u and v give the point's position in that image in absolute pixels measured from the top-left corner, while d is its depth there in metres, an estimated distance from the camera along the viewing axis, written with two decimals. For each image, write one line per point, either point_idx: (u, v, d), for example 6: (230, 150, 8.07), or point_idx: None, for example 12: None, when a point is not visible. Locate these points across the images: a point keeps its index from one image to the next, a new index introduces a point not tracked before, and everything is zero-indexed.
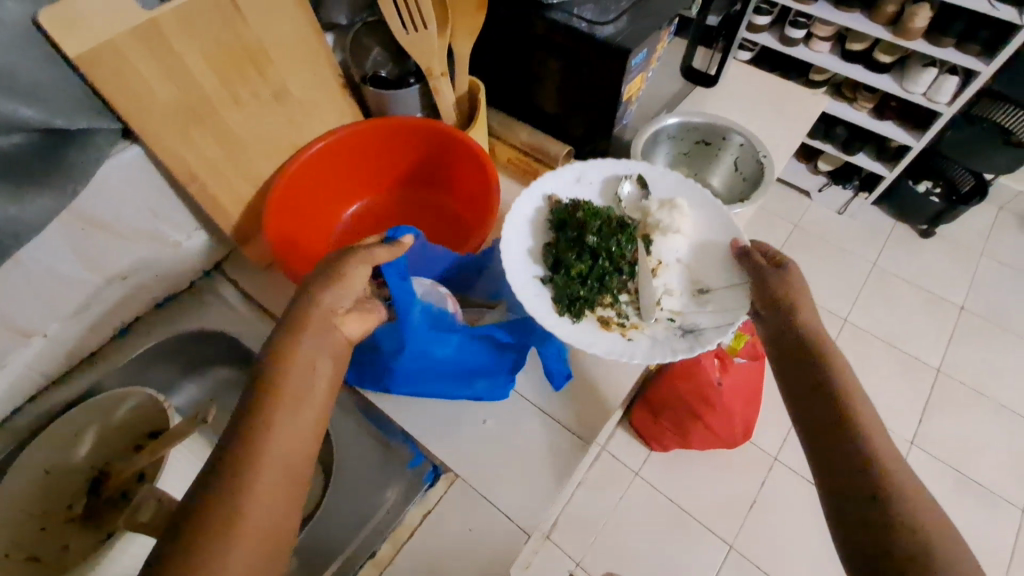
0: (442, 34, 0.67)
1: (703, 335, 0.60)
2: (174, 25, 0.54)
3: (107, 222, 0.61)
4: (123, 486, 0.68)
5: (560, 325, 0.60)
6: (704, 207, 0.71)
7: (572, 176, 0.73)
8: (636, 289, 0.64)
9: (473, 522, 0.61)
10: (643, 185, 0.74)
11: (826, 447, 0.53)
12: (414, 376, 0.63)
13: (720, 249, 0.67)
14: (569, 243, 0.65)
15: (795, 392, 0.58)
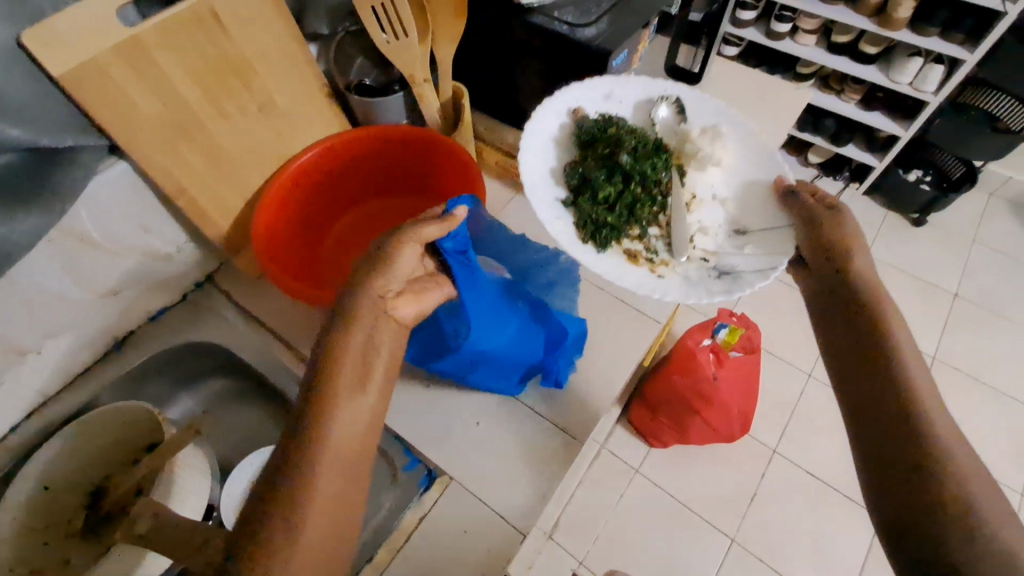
0: (424, 41, 0.68)
1: (741, 277, 0.61)
2: (156, 40, 0.54)
3: (97, 238, 0.62)
4: (123, 500, 0.69)
5: (586, 253, 0.63)
6: (743, 138, 0.70)
7: (604, 94, 0.71)
8: (666, 225, 0.67)
9: (469, 525, 0.62)
10: (680, 108, 0.73)
11: (857, 371, 0.54)
12: (472, 358, 0.64)
13: (762, 189, 0.68)
14: (599, 161, 0.67)
15: (839, 330, 0.58)
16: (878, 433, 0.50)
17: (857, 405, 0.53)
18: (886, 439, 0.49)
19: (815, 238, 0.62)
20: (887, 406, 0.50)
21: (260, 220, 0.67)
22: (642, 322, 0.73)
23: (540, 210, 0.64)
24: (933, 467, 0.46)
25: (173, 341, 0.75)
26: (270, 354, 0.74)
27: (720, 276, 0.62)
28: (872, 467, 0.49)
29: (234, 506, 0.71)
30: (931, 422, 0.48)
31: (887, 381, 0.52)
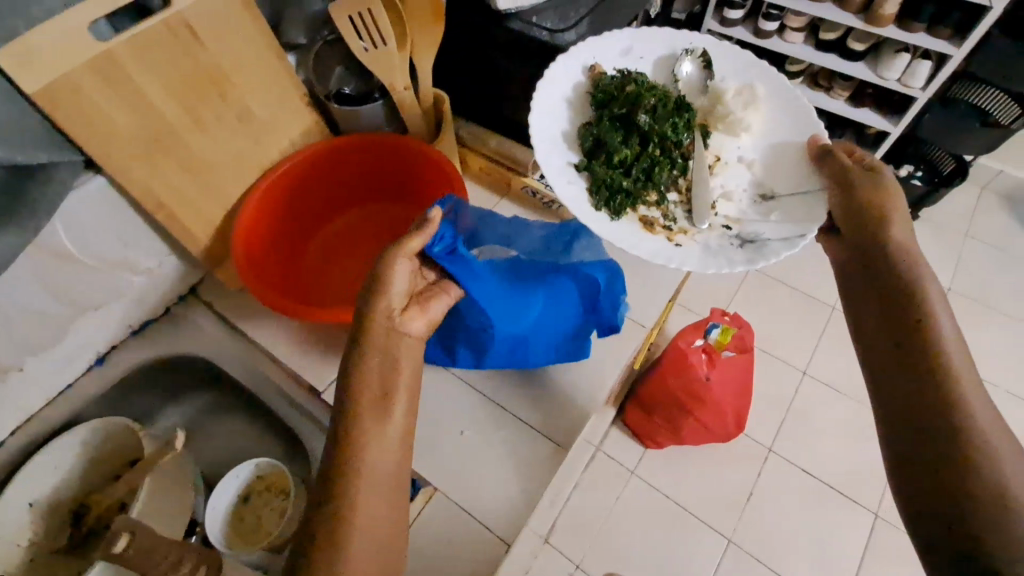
0: (402, 49, 0.67)
1: (765, 245, 0.59)
2: (130, 56, 0.54)
3: (75, 254, 0.62)
4: (106, 515, 0.70)
5: (600, 221, 0.61)
6: (773, 96, 0.67)
7: (623, 49, 0.69)
8: (685, 190, 0.65)
9: (455, 535, 0.61)
10: (706, 63, 0.70)
11: (893, 350, 0.54)
12: (506, 343, 0.65)
13: (794, 152, 0.65)
14: (616, 123, 0.64)
15: (874, 296, 0.58)
16: (907, 400, 0.51)
17: (885, 371, 0.54)
18: (914, 405, 0.50)
19: (853, 206, 0.61)
20: (918, 374, 0.51)
21: (240, 228, 0.67)
22: (628, 327, 0.72)
23: (551, 173, 0.62)
24: (958, 447, 0.47)
25: (157, 354, 0.74)
26: (254, 366, 0.74)
27: (742, 244, 0.60)
28: (896, 437, 0.51)
29: (219, 520, 0.71)
30: (961, 393, 0.49)
31: (919, 348, 0.52)
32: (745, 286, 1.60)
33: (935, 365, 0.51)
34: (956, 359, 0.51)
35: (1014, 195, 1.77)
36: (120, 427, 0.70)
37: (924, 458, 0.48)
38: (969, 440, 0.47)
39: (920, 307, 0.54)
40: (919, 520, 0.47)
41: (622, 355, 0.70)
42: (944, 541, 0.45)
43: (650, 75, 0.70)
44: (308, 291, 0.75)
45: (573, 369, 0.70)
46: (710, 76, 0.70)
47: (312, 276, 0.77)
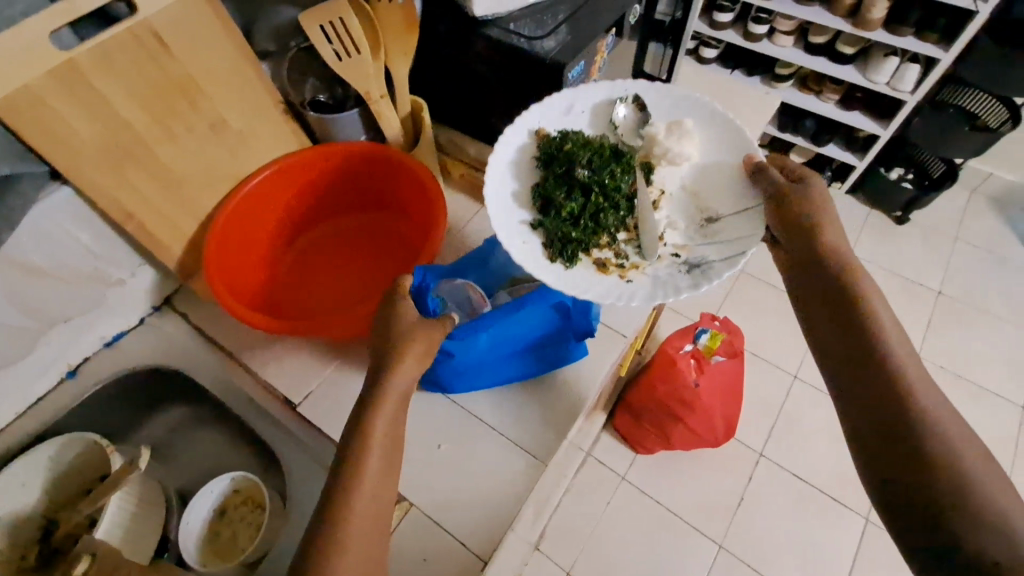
0: (377, 58, 0.66)
1: (711, 267, 0.59)
2: (93, 65, 0.52)
3: (43, 266, 0.60)
4: (75, 533, 0.67)
5: (552, 273, 0.59)
6: (708, 127, 0.67)
7: (563, 104, 0.67)
8: (633, 227, 0.63)
9: (430, 554, 0.60)
10: (641, 106, 0.69)
11: (849, 362, 0.55)
12: (477, 368, 0.65)
13: (730, 172, 0.64)
14: (558, 180, 0.63)
15: (822, 312, 0.59)
16: (876, 415, 0.51)
17: (844, 374, 0.55)
18: (882, 420, 0.50)
19: (791, 220, 0.62)
20: (879, 387, 0.52)
21: (213, 236, 0.67)
22: (609, 338, 0.71)
23: (502, 234, 0.60)
24: (933, 457, 0.47)
25: (130, 366, 0.73)
26: (229, 379, 0.73)
27: (690, 271, 0.59)
28: (871, 454, 0.50)
29: (194, 535, 0.70)
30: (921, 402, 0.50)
31: (875, 361, 0.53)
32: (735, 289, 1.60)
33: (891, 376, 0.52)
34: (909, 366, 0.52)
35: (1004, 198, 1.77)
36: (90, 445, 0.69)
37: (904, 471, 0.48)
38: (942, 448, 0.47)
39: (865, 318, 0.55)
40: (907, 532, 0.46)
41: (602, 366, 0.69)
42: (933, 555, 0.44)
43: (590, 128, 0.68)
44: (286, 304, 0.75)
45: (552, 381, 0.69)
46: (647, 117, 0.69)
47: (286, 291, 0.76)
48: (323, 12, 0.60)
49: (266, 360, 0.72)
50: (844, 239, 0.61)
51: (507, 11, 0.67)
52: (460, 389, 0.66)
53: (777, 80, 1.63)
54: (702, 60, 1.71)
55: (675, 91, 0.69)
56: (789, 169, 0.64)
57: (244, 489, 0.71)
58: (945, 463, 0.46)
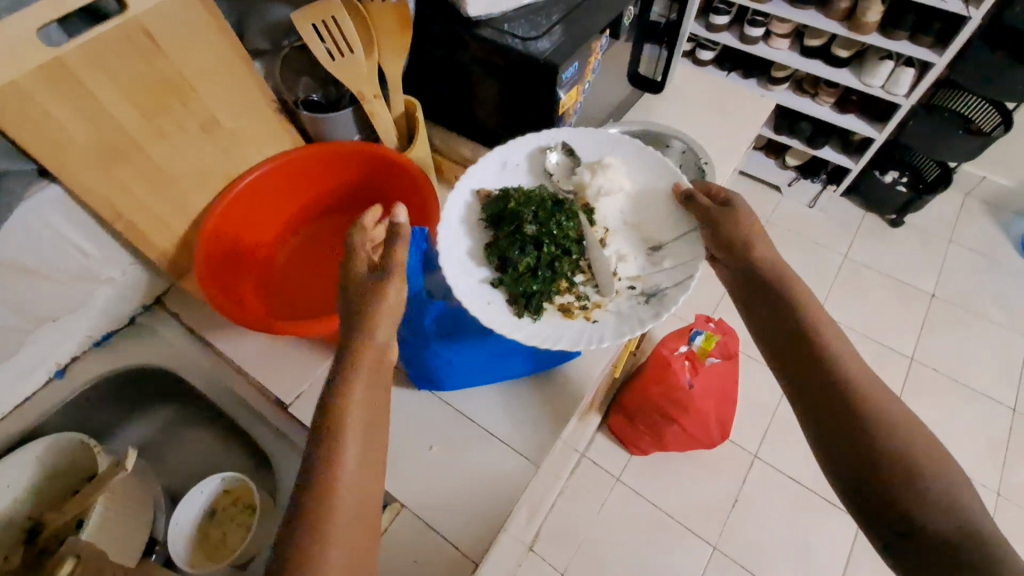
0: (370, 57, 0.66)
1: (666, 296, 0.62)
2: (83, 63, 0.52)
3: (31, 265, 0.60)
4: (62, 533, 0.66)
5: (521, 327, 0.60)
6: (635, 164, 0.71)
7: (497, 163, 0.71)
8: (589, 268, 0.65)
9: (421, 555, 0.60)
10: (570, 152, 0.72)
11: (805, 379, 0.56)
12: (460, 368, 0.64)
13: (665, 199, 0.69)
14: (509, 238, 0.64)
15: (762, 315, 0.61)
16: (825, 407, 0.54)
17: (801, 391, 0.56)
18: (833, 411, 0.53)
19: (725, 237, 0.64)
20: (823, 379, 0.55)
21: (201, 243, 0.66)
22: None
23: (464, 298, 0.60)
24: (885, 439, 0.50)
25: (121, 365, 0.73)
26: (221, 378, 0.73)
27: (649, 301, 0.62)
28: (824, 442, 0.53)
29: (183, 536, 0.69)
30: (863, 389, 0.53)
31: (815, 356, 0.56)
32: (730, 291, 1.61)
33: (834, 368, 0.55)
34: (845, 357, 0.55)
35: (997, 202, 1.78)
36: (76, 444, 0.68)
37: (859, 456, 0.51)
38: (890, 431, 0.51)
39: (802, 316, 0.59)
40: (867, 513, 0.50)
41: (593, 367, 0.69)
42: (893, 532, 0.48)
43: (527, 180, 0.71)
44: (269, 308, 0.72)
45: (543, 382, 0.68)
46: (577, 161, 0.72)
47: (269, 295, 0.74)
48: (316, 10, 0.61)
49: (257, 361, 0.71)
50: (775, 250, 0.64)
51: (501, 12, 0.67)
52: (450, 383, 0.66)
53: (773, 83, 1.63)
54: (698, 62, 1.71)
55: (594, 134, 0.73)
56: (713, 191, 0.67)
57: (234, 489, 0.71)
58: (896, 444, 0.50)
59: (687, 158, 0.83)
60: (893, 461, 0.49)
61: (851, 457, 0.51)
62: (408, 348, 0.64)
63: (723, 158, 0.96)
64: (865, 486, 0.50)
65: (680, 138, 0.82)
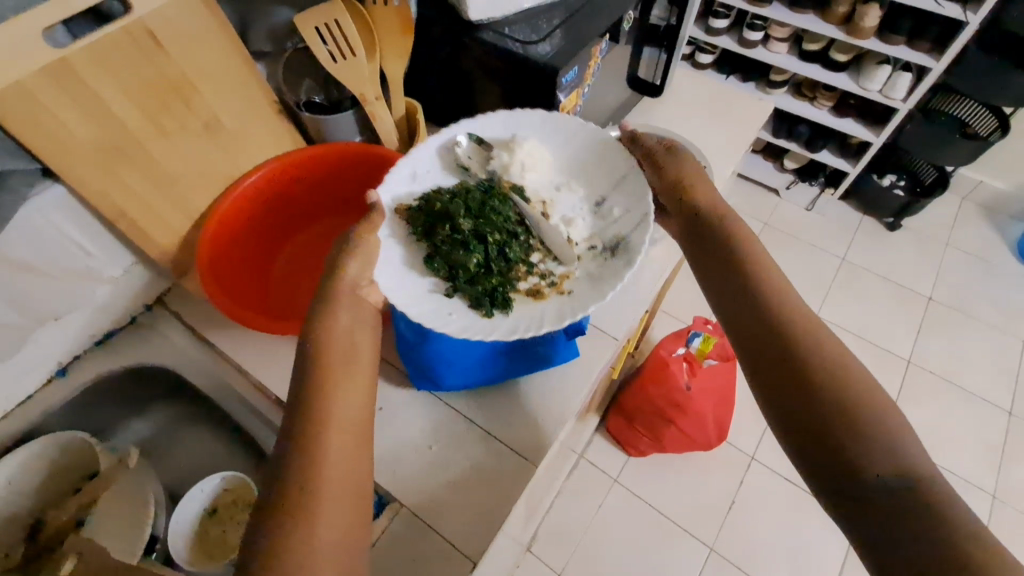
0: (371, 59, 0.67)
1: (629, 242, 0.62)
2: (87, 63, 0.52)
3: (32, 264, 0.60)
4: (59, 534, 0.67)
5: (495, 325, 0.57)
6: (545, 132, 0.69)
7: (405, 173, 0.64)
8: (540, 244, 0.64)
9: (420, 553, 0.60)
10: (477, 140, 0.68)
11: (753, 335, 0.52)
12: (455, 361, 0.64)
13: (591, 143, 0.68)
14: (449, 245, 0.60)
15: (719, 279, 0.57)
16: (786, 374, 0.49)
17: (751, 353, 0.52)
18: (795, 378, 0.49)
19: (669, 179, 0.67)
20: (785, 345, 0.50)
21: (201, 249, 0.66)
22: (600, 341, 0.72)
23: (423, 316, 0.57)
24: (852, 406, 0.46)
25: (123, 364, 0.73)
26: (222, 377, 0.73)
27: (615, 253, 0.62)
28: (784, 414, 0.49)
29: (182, 535, 0.69)
30: (827, 353, 0.49)
31: (774, 318, 0.52)
32: None
33: (796, 334, 0.50)
34: (806, 320, 0.51)
35: (994, 205, 1.79)
36: (79, 442, 0.69)
37: (824, 425, 0.46)
38: (858, 398, 0.46)
39: (759, 280, 0.55)
40: (832, 489, 0.45)
41: (591, 366, 0.69)
42: (861, 511, 0.43)
43: (447, 179, 0.67)
44: (268, 304, 0.73)
45: (544, 382, 0.68)
46: (485, 142, 0.68)
47: (262, 295, 0.73)
48: (319, 13, 0.61)
49: (255, 361, 0.71)
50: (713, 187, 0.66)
51: (502, 15, 0.68)
52: (449, 382, 0.65)
53: (772, 86, 1.65)
54: (698, 65, 1.72)
55: (488, 116, 0.68)
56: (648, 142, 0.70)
57: (234, 488, 0.72)
58: (864, 412, 0.46)
59: None
60: (861, 427, 0.45)
61: (814, 429, 0.46)
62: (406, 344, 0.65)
63: (722, 161, 0.96)
64: (832, 460, 0.45)
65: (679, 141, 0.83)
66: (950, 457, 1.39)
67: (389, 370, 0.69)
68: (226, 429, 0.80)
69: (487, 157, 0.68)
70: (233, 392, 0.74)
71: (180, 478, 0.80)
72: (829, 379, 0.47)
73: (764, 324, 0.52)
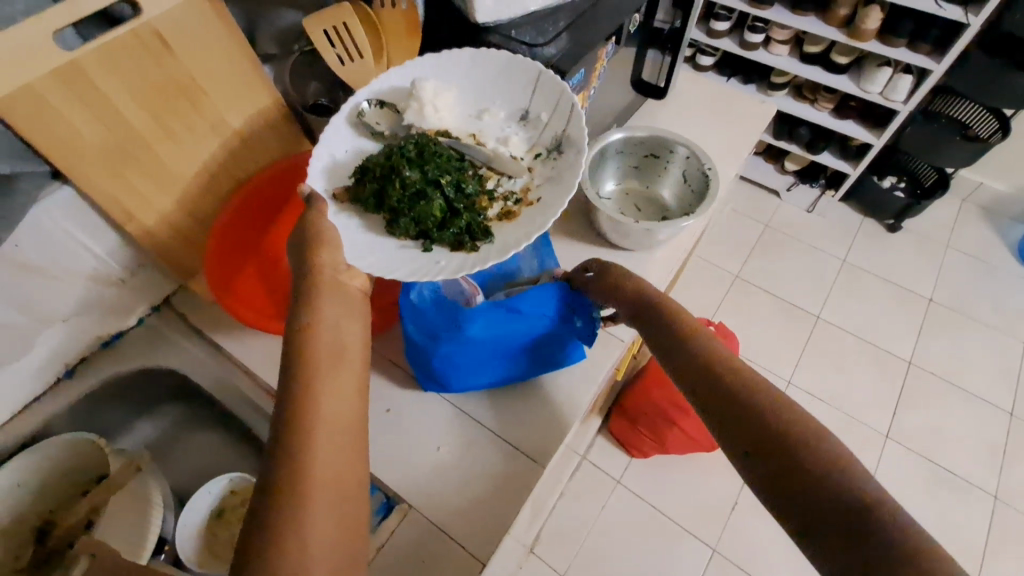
0: (380, 63, 0.68)
1: (568, 134, 0.65)
2: (96, 66, 0.52)
3: (41, 266, 0.60)
4: (68, 537, 0.68)
5: (477, 258, 0.58)
6: (442, 71, 0.68)
7: (326, 157, 0.63)
8: (491, 171, 0.65)
9: (428, 556, 0.60)
10: (376, 102, 0.66)
11: (704, 390, 0.53)
12: (461, 364, 0.64)
13: (493, 62, 0.67)
14: (408, 200, 0.59)
15: (672, 357, 0.57)
16: (753, 436, 0.48)
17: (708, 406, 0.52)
18: (761, 439, 0.48)
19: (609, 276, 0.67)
20: (744, 406, 0.50)
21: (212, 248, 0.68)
22: (607, 342, 0.72)
23: (414, 273, 0.57)
24: (822, 456, 0.45)
25: (130, 366, 0.73)
26: (229, 378, 0.74)
27: (562, 150, 0.65)
28: (757, 468, 0.47)
29: (190, 535, 0.69)
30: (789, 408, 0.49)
31: (726, 383, 0.52)
32: (729, 295, 1.62)
33: (753, 391, 0.50)
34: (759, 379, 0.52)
35: (995, 207, 1.79)
36: (88, 444, 0.69)
37: (795, 477, 0.45)
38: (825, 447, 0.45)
39: (706, 347, 0.56)
40: (815, 537, 0.43)
41: (598, 370, 0.70)
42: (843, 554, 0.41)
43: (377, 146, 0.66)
44: (264, 295, 0.70)
45: (551, 384, 0.68)
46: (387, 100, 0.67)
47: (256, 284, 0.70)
48: (328, 16, 0.62)
49: (262, 363, 0.71)
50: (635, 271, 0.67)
51: (508, 18, 0.66)
52: (460, 385, 0.66)
53: (773, 89, 1.65)
54: (699, 67, 1.72)
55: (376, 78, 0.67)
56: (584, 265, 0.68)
57: (242, 489, 0.72)
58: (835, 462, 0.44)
59: (691, 164, 0.83)
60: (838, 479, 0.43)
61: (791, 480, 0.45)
62: (411, 349, 0.65)
63: (725, 163, 0.97)
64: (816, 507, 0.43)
65: (684, 145, 0.82)
66: (951, 459, 1.39)
67: (397, 371, 0.69)
68: (232, 431, 0.80)
69: (397, 116, 0.66)
70: (239, 394, 0.74)
71: (186, 480, 0.80)
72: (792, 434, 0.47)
73: (720, 387, 0.52)
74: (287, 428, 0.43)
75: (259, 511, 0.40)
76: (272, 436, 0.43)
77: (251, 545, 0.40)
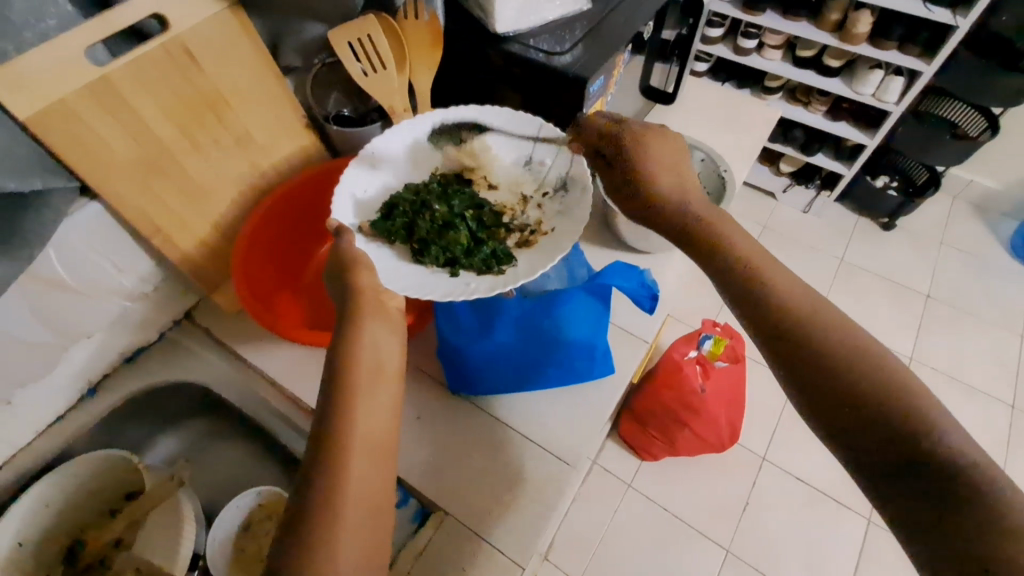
0: (402, 71, 0.69)
1: (572, 178, 0.69)
2: (127, 81, 0.53)
3: (69, 283, 0.59)
4: (99, 554, 0.71)
5: (505, 281, 0.61)
6: (460, 115, 0.71)
7: (347, 197, 0.66)
8: (506, 208, 0.69)
9: (468, 562, 0.59)
10: (391, 141, 0.69)
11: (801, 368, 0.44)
12: (494, 373, 0.65)
13: (500, 115, 0.71)
14: (437, 229, 0.64)
15: (715, 281, 0.50)
16: (814, 393, 0.44)
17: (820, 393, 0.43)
18: (835, 400, 0.42)
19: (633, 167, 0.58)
20: (805, 356, 0.44)
21: (236, 272, 0.66)
22: (630, 342, 0.73)
23: (448, 293, 0.60)
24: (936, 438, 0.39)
25: (152, 382, 0.73)
26: (252, 389, 0.73)
27: (568, 188, 0.69)
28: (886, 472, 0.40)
29: (222, 551, 0.69)
30: (852, 353, 0.43)
31: (816, 355, 0.44)
32: None
33: (819, 332, 0.44)
34: (860, 352, 0.43)
35: (985, 204, 1.84)
36: (116, 459, 0.69)
37: (862, 432, 0.41)
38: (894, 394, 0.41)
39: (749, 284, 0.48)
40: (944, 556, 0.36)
41: (629, 377, 0.70)
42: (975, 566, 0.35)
43: (395, 185, 0.69)
44: (301, 313, 0.74)
45: (578, 390, 0.69)
46: (409, 148, 0.71)
47: (312, 296, 0.76)
48: (353, 28, 0.63)
49: (289, 375, 0.70)
50: (671, 158, 0.58)
51: (527, 28, 0.69)
52: (487, 391, 0.66)
53: (767, 92, 1.69)
54: (695, 74, 1.75)
55: (397, 134, 0.70)
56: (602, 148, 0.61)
57: (270, 503, 0.71)
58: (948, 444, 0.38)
59: (707, 167, 0.85)
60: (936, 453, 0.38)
61: (858, 436, 0.41)
62: (443, 353, 0.66)
63: (734, 166, 0.98)
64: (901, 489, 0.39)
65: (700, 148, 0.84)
66: None
67: (425, 378, 0.70)
68: (256, 444, 0.80)
69: (419, 161, 0.71)
70: (263, 403, 0.73)
71: (213, 496, 0.79)
72: (865, 386, 0.42)
73: (772, 331, 0.46)
74: (338, 438, 0.44)
75: (315, 520, 0.40)
76: (319, 446, 0.43)
77: (306, 559, 0.39)
